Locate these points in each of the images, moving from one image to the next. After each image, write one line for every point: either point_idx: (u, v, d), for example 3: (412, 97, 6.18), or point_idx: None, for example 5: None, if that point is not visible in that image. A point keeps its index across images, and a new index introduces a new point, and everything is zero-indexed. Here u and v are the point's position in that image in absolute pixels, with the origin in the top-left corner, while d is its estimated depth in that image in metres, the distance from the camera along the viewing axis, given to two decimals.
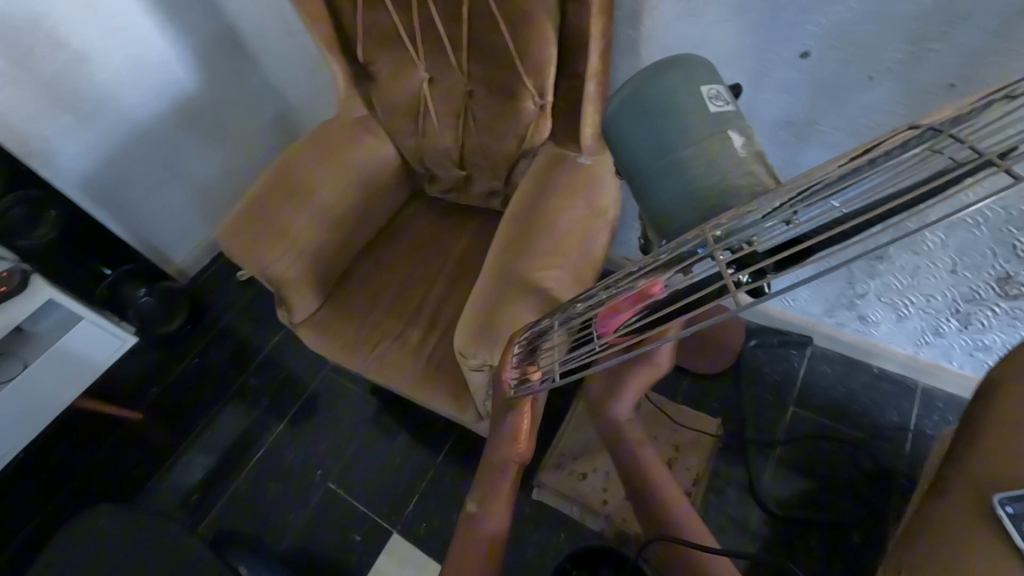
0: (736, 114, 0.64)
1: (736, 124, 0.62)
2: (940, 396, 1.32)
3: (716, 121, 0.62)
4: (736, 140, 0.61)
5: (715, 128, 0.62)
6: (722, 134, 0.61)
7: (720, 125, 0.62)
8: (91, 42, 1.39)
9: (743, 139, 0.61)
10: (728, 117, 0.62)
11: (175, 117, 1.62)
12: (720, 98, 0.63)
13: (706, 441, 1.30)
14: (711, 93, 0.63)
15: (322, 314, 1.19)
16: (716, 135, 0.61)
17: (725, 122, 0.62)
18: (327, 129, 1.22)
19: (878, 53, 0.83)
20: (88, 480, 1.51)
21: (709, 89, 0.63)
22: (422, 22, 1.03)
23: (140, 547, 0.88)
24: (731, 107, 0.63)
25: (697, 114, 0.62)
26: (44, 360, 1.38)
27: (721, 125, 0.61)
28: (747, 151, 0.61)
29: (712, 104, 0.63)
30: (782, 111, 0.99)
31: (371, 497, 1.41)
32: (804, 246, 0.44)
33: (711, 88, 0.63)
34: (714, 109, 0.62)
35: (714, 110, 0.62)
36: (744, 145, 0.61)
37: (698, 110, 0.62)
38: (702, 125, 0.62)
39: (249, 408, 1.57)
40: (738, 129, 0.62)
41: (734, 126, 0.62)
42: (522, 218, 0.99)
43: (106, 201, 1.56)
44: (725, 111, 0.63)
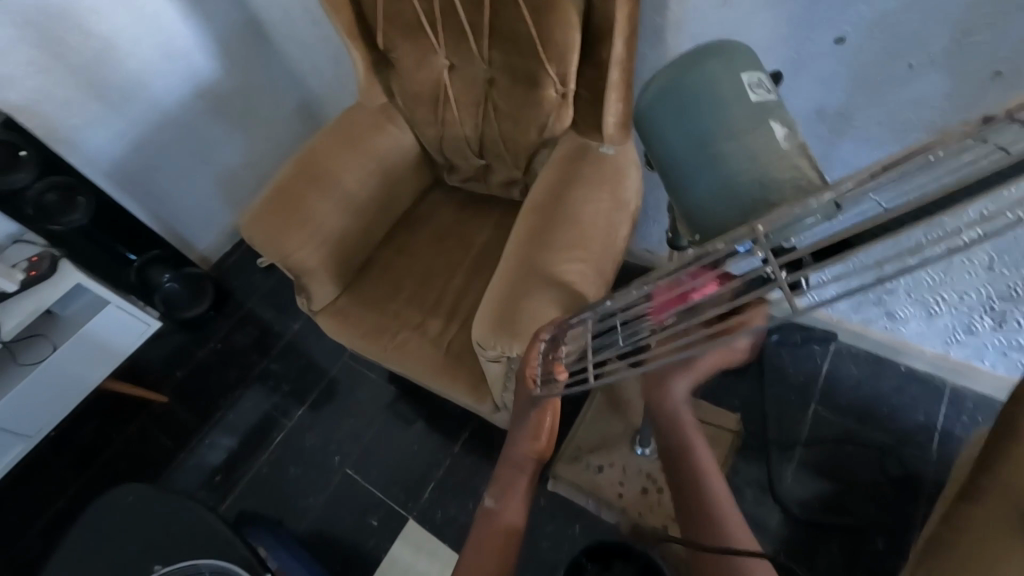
0: (778, 103, 0.59)
1: (779, 114, 0.57)
2: (971, 397, 1.28)
3: (758, 111, 0.57)
4: (778, 132, 0.56)
5: (756, 118, 0.56)
6: (763, 126, 0.56)
7: (761, 116, 0.57)
8: (119, 29, 1.41)
9: (785, 131, 0.56)
10: (770, 107, 0.57)
11: (200, 105, 1.63)
12: (761, 86, 0.58)
13: (727, 438, 1.26)
14: (752, 81, 0.58)
15: (342, 303, 1.20)
16: (757, 127, 0.56)
17: (767, 112, 0.57)
18: (348, 117, 1.21)
19: (920, 40, 0.79)
20: (117, 458, 1.56)
21: (750, 77, 0.58)
22: (444, 9, 1.01)
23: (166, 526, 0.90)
24: (772, 97, 0.58)
25: (738, 103, 0.57)
26: (73, 343, 1.43)
27: (763, 115, 0.57)
28: (790, 143, 0.56)
29: (753, 93, 0.58)
30: (815, 102, 0.95)
31: (388, 484, 1.43)
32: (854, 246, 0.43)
33: (752, 75, 0.58)
34: (755, 98, 0.57)
35: (755, 100, 0.57)
36: (787, 137, 0.56)
37: (738, 99, 0.57)
38: (743, 114, 0.56)
39: (270, 392, 1.60)
40: (780, 120, 0.57)
41: (776, 116, 0.57)
42: (543, 210, 0.97)
43: (133, 188, 1.59)
44: (767, 101, 0.58)
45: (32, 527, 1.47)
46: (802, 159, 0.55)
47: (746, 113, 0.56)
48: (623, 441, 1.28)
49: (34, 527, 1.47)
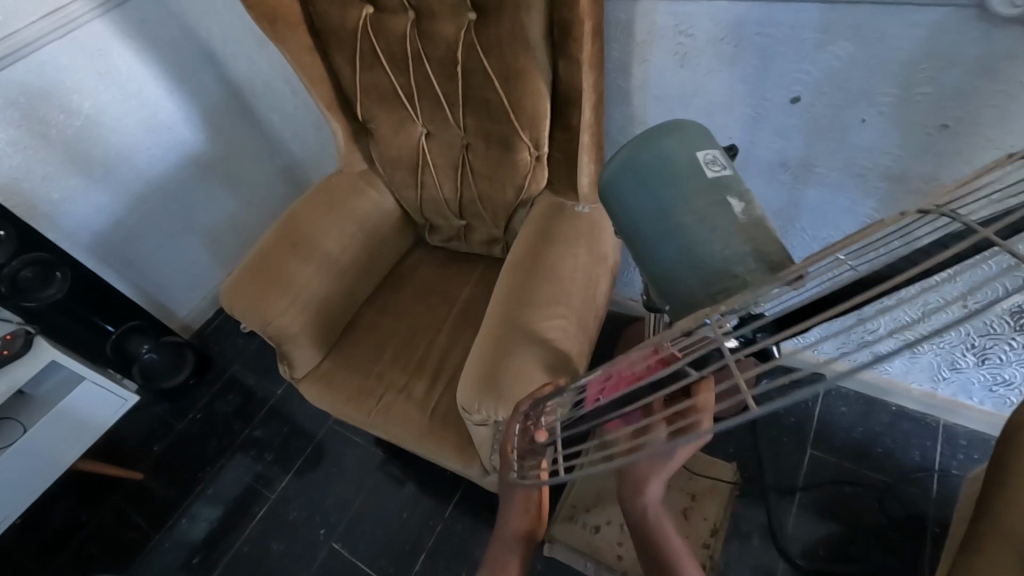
0: (734, 178, 0.56)
1: (736, 188, 0.55)
2: (964, 433, 1.27)
3: (714, 188, 0.54)
4: (734, 206, 0.54)
5: (712, 193, 0.54)
6: (719, 200, 0.54)
7: (717, 192, 0.54)
8: (105, 107, 1.45)
9: (742, 206, 0.54)
10: (725, 183, 0.55)
11: (184, 174, 1.66)
12: (716, 162, 0.56)
13: (724, 489, 1.23)
14: (707, 158, 0.56)
15: (325, 367, 1.17)
16: (714, 202, 0.54)
17: (722, 187, 0.55)
18: (331, 182, 1.24)
19: (870, 98, 0.84)
20: (88, 543, 1.47)
21: (705, 154, 0.56)
22: (419, 82, 1.06)
23: None
24: (728, 172, 0.56)
25: (693, 179, 0.55)
26: (45, 424, 1.37)
27: (719, 190, 0.54)
28: (748, 217, 0.53)
29: (709, 170, 0.55)
30: (778, 153, 0.99)
31: (377, 557, 1.35)
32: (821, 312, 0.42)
33: (706, 152, 0.56)
34: (710, 175, 0.55)
35: (709, 176, 0.55)
36: (744, 211, 0.54)
37: (693, 175, 0.55)
38: (699, 190, 0.54)
39: (253, 462, 1.54)
40: (737, 194, 0.55)
41: (733, 191, 0.55)
42: (523, 267, 0.98)
43: (115, 259, 1.59)
44: (723, 177, 0.55)
45: None
46: (763, 233, 0.53)
47: (702, 189, 0.54)
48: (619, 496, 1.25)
49: None
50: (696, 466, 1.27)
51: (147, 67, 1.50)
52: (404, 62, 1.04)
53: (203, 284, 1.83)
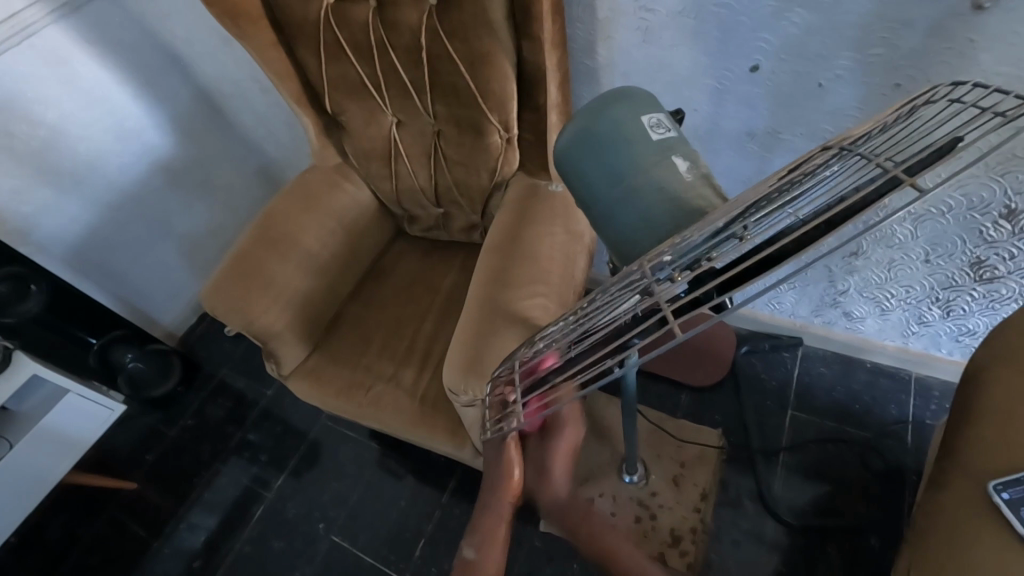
0: (679, 139, 0.58)
1: (680, 149, 0.57)
2: (936, 384, 1.32)
3: (661, 149, 0.56)
4: (680, 165, 0.55)
5: (659, 155, 0.56)
6: (664, 161, 0.55)
7: (663, 153, 0.56)
8: (70, 116, 1.42)
9: (687, 164, 0.56)
10: (671, 144, 0.57)
11: (158, 180, 1.64)
12: (661, 125, 0.58)
13: (711, 452, 1.29)
14: (651, 122, 0.57)
15: (313, 362, 1.18)
16: (660, 164, 0.55)
17: (668, 148, 0.56)
18: (305, 177, 1.24)
19: (826, 62, 0.86)
20: (87, 555, 1.47)
21: (649, 118, 0.58)
22: (387, 71, 1.06)
23: None
24: (673, 134, 0.58)
25: (640, 143, 0.56)
26: (31, 440, 1.36)
27: (664, 151, 0.56)
28: (693, 175, 0.55)
29: (653, 133, 0.57)
30: (742, 124, 1.02)
31: (378, 546, 1.37)
32: (766, 254, 0.44)
33: (650, 117, 0.58)
34: (656, 137, 0.57)
35: (655, 139, 0.57)
36: (690, 169, 0.56)
37: (640, 140, 0.56)
38: (645, 154, 0.56)
39: (248, 465, 1.55)
40: (682, 154, 0.56)
41: (677, 151, 0.56)
42: (502, 249, 1.00)
43: (92, 270, 1.57)
44: (668, 138, 0.57)
45: None
46: (709, 189, 0.55)
47: (649, 152, 0.56)
48: (611, 470, 1.28)
49: None
50: (683, 435, 1.32)
51: (110, 72, 1.47)
52: (370, 51, 1.04)
53: (185, 291, 1.82)
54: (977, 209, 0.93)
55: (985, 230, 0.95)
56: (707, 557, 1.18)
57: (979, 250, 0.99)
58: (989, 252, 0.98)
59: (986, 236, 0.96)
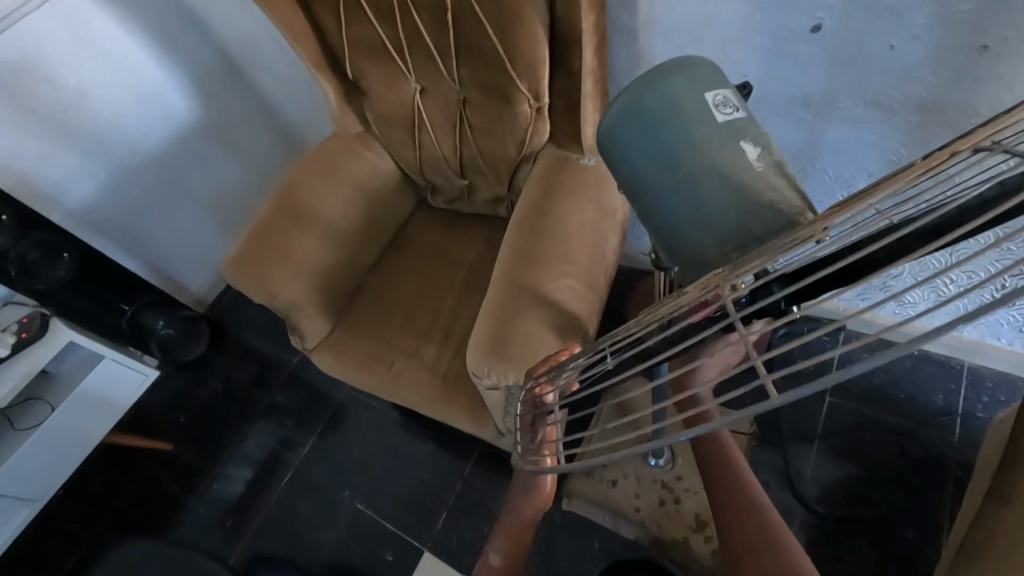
0: (749, 120, 0.51)
1: (751, 132, 0.50)
2: (990, 375, 1.23)
3: (726, 132, 0.49)
4: (749, 152, 0.49)
5: (724, 139, 0.49)
6: (732, 147, 0.49)
7: (729, 136, 0.49)
8: (90, 78, 1.40)
9: (758, 151, 0.49)
10: (740, 126, 0.50)
11: (180, 144, 1.62)
12: (728, 104, 0.51)
13: (741, 440, 1.22)
14: (717, 99, 0.51)
15: (335, 336, 1.17)
16: (727, 150, 0.49)
17: (735, 131, 0.50)
18: (326, 146, 1.19)
19: (901, 20, 0.76)
20: (126, 509, 1.54)
21: (715, 95, 0.51)
22: (409, 32, 0.99)
23: (152, 552, 0.86)
24: (741, 114, 0.51)
25: (704, 124, 0.50)
26: (70, 404, 1.40)
27: (731, 135, 0.49)
28: (764, 163, 0.49)
29: (719, 113, 0.50)
30: (798, 91, 0.92)
31: (400, 514, 1.40)
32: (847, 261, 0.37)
33: (716, 93, 0.51)
34: (722, 118, 0.50)
35: (721, 120, 0.50)
36: (761, 156, 0.49)
37: (703, 120, 0.50)
38: (711, 137, 0.49)
39: (277, 428, 1.58)
40: (752, 138, 0.50)
41: (748, 134, 0.50)
42: (531, 225, 0.95)
43: (119, 235, 1.58)
44: (735, 120, 0.50)
45: None
46: (782, 180, 0.49)
47: (714, 134, 0.49)
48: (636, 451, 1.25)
49: None
50: None
51: (129, 33, 1.44)
52: (392, 12, 0.97)
53: (212, 258, 1.83)
54: None
55: None
56: None
57: None
58: None
59: None
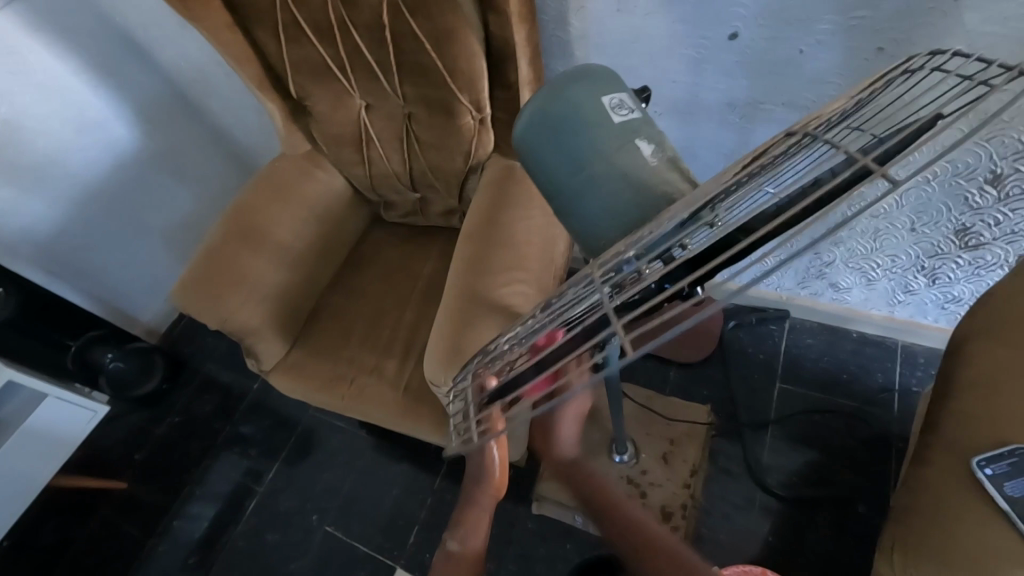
0: (644, 121, 0.55)
1: (645, 131, 0.53)
2: (921, 351, 1.32)
3: (624, 132, 0.52)
4: (645, 149, 0.52)
5: (621, 138, 0.52)
6: (628, 145, 0.52)
7: (626, 136, 0.52)
8: (25, 109, 1.36)
9: (652, 148, 0.52)
10: (635, 126, 0.53)
11: (125, 173, 1.58)
12: (624, 106, 0.54)
13: (700, 430, 1.28)
14: (613, 103, 0.54)
15: (294, 356, 1.16)
16: (622, 149, 0.52)
17: (632, 131, 0.53)
18: (272, 167, 1.19)
19: (808, 26, 0.83)
20: (81, 557, 1.47)
21: (610, 99, 0.54)
22: (351, 52, 1.01)
23: None
24: (636, 115, 0.54)
25: (600, 127, 0.53)
26: (15, 441, 1.33)
27: (627, 135, 0.52)
28: (658, 160, 0.52)
29: (615, 114, 0.53)
30: (723, 95, 0.98)
31: (372, 534, 1.38)
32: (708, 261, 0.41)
33: (611, 97, 0.54)
34: (618, 119, 0.53)
35: (618, 121, 0.53)
36: (654, 153, 0.52)
37: (599, 123, 0.53)
38: (607, 138, 0.52)
39: (240, 458, 1.54)
40: (647, 137, 0.53)
41: (642, 133, 0.53)
42: (479, 234, 0.97)
43: (63, 269, 1.53)
44: (632, 120, 0.54)
45: None
46: (676, 175, 0.52)
47: (611, 136, 0.52)
48: (602, 450, 1.28)
49: None
50: (667, 412, 1.31)
51: (64, 61, 1.40)
52: (331, 31, 0.98)
53: (163, 288, 1.78)
54: (962, 174, 0.92)
55: (970, 197, 0.94)
56: (698, 531, 1.19)
57: (964, 218, 0.99)
58: (974, 219, 0.98)
59: (971, 202, 0.95)
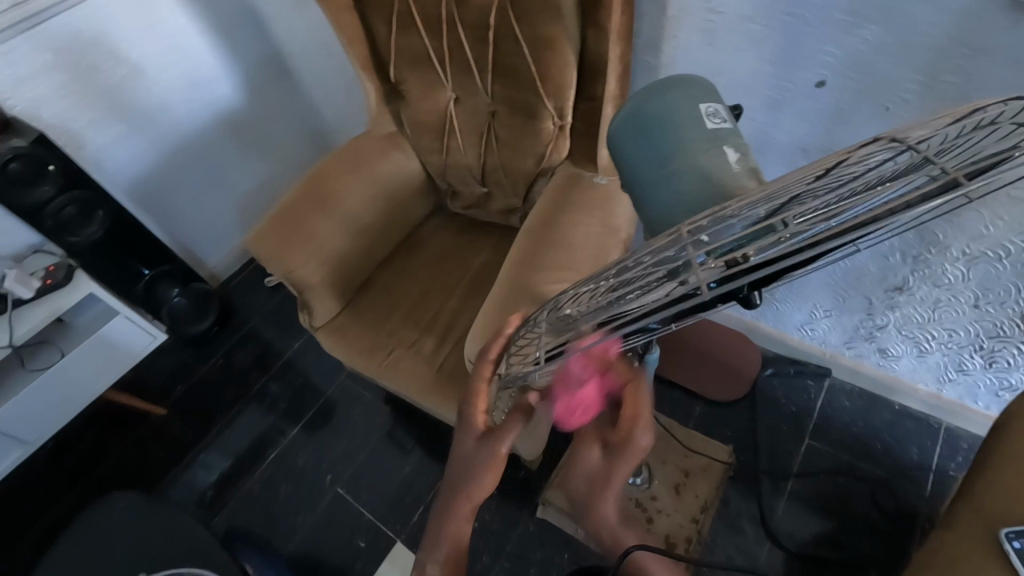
0: (733, 131, 0.57)
1: (734, 140, 0.56)
2: (965, 437, 1.27)
3: (713, 137, 0.56)
4: (730, 155, 0.55)
5: (709, 142, 0.56)
6: (715, 149, 0.55)
7: (714, 141, 0.56)
8: (150, 58, 1.51)
9: (737, 155, 0.55)
10: (724, 134, 0.56)
11: (220, 128, 1.72)
12: (717, 115, 0.58)
13: (718, 468, 1.26)
14: (708, 110, 0.58)
15: (342, 319, 1.23)
16: (709, 151, 0.55)
17: (720, 137, 0.56)
18: (359, 140, 1.29)
19: (897, 85, 0.84)
20: (113, 470, 1.57)
21: (707, 107, 0.58)
22: (452, 48, 1.08)
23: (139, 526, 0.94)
24: (728, 126, 0.58)
25: (693, 128, 0.57)
26: (80, 351, 1.44)
27: (716, 139, 0.56)
28: (741, 166, 0.54)
29: (709, 121, 0.57)
30: (799, 140, 1.00)
31: (378, 505, 1.42)
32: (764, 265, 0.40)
33: (708, 106, 0.58)
34: (710, 126, 0.57)
35: (710, 127, 0.57)
36: (739, 161, 0.55)
37: (693, 125, 0.57)
38: (696, 140, 0.56)
39: (269, 409, 1.62)
40: (734, 145, 0.56)
41: (730, 142, 0.56)
42: (539, 233, 1.01)
43: (150, 205, 1.66)
44: (722, 129, 0.57)
45: (26, 535, 1.48)
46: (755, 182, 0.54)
47: (700, 138, 0.56)
48: None
49: (27, 535, 1.48)
50: (691, 443, 1.30)
51: (192, 20, 1.55)
52: (438, 25, 1.06)
53: (231, 238, 1.91)
54: None
55: None
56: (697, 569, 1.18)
57: None
58: None
59: None
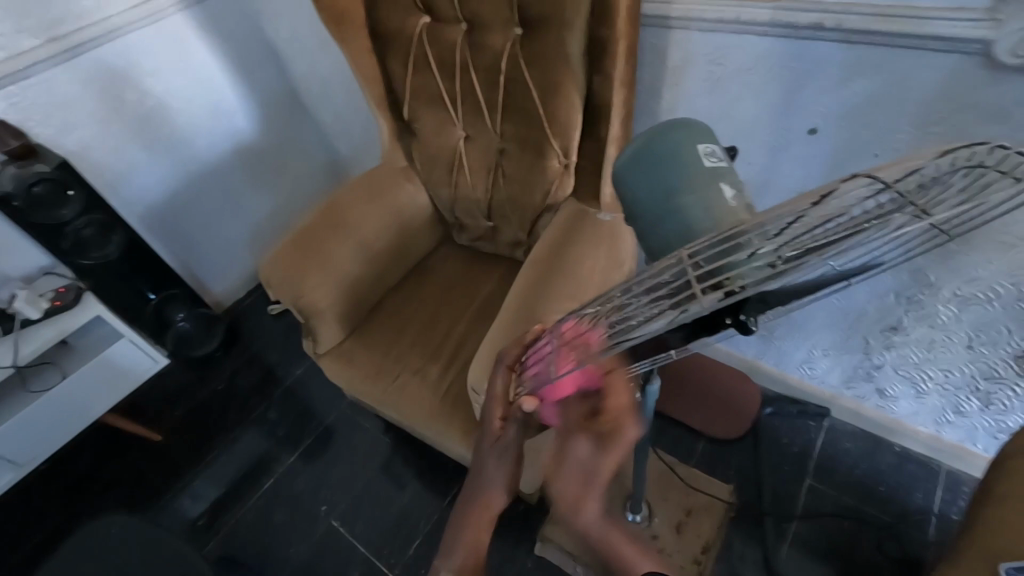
0: (730, 170, 0.62)
1: (730, 178, 0.61)
2: (967, 480, 1.26)
3: (711, 174, 0.60)
4: (726, 192, 0.59)
5: (709, 179, 0.59)
6: (714, 186, 0.59)
7: (712, 177, 0.60)
8: (175, 90, 1.58)
9: (733, 192, 0.59)
10: (722, 172, 0.61)
11: (236, 158, 1.78)
12: (715, 155, 0.61)
13: (719, 507, 1.26)
14: (707, 150, 0.61)
15: (347, 345, 1.24)
16: (710, 186, 0.59)
17: (718, 175, 0.60)
18: (372, 173, 1.33)
19: (887, 132, 0.88)
20: (105, 494, 1.54)
21: (705, 147, 0.61)
22: (465, 89, 1.14)
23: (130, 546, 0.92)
24: (724, 164, 0.62)
25: (695, 166, 0.60)
26: (82, 372, 1.45)
27: (714, 177, 0.60)
28: (737, 203, 0.59)
29: (707, 160, 0.61)
30: (797, 182, 1.04)
31: (373, 538, 1.39)
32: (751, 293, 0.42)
33: (707, 145, 0.61)
34: (709, 164, 0.60)
35: (708, 165, 0.60)
36: (735, 197, 0.59)
37: (694, 163, 0.60)
38: (697, 178, 0.60)
39: (267, 436, 1.60)
40: (730, 182, 0.60)
41: (727, 179, 0.60)
42: (544, 266, 1.04)
43: (163, 229, 1.69)
44: (720, 167, 0.61)
45: (7, 560, 1.44)
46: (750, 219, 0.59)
47: (701, 175, 0.60)
48: (614, 505, 1.25)
49: (8, 560, 1.43)
50: (692, 481, 1.31)
51: (216, 57, 1.63)
52: (452, 68, 1.13)
53: (239, 266, 1.93)
54: None
55: None
56: None
57: None
58: None
59: None
